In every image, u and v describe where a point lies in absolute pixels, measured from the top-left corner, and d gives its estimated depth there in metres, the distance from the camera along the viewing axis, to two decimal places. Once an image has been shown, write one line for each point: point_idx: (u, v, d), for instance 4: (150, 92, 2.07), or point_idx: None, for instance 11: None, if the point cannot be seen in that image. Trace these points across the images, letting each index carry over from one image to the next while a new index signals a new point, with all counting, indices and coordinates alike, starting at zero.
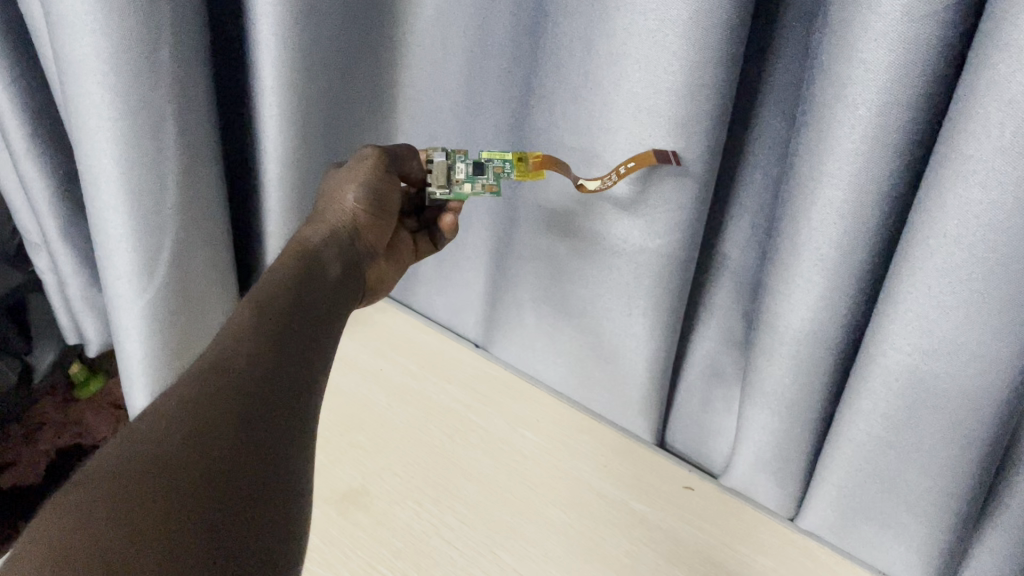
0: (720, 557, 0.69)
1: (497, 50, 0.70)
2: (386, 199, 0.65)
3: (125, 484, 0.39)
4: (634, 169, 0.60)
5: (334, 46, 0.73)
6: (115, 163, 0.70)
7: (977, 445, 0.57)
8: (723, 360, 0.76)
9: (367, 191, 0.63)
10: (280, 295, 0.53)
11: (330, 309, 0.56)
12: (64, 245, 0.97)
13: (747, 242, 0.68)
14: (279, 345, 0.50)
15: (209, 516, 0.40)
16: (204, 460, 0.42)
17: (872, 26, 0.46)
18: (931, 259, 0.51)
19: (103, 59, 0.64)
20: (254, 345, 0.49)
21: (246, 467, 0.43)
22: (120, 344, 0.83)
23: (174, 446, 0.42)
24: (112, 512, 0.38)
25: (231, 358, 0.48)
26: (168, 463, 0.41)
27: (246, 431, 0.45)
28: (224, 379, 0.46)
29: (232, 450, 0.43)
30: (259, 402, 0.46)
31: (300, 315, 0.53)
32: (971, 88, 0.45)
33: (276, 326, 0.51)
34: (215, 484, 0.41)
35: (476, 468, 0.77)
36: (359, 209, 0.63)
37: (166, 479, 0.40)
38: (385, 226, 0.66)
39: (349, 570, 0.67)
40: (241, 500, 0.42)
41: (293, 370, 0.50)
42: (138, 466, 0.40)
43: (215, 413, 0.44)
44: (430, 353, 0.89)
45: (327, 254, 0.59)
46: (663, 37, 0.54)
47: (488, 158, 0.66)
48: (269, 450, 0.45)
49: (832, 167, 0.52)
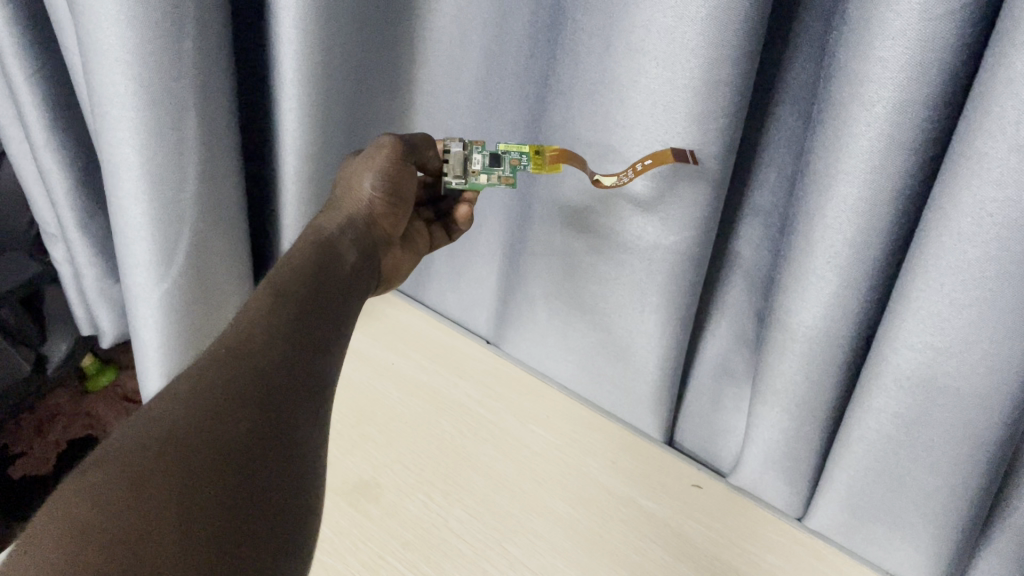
0: (728, 556, 0.69)
1: (516, 47, 0.71)
2: (403, 187, 0.64)
3: (140, 467, 0.40)
4: (651, 166, 0.61)
5: (354, 41, 0.74)
6: (136, 153, 0.71)
7: (987, 445, 0.58)
8: (734, 358, 0.76)
9: (384, 180, 0.62)
10: (297, 282, 0.54)
11: (345, 300, 0.57)
12: (81, 236, 0.98)
13: (761, 240, 0.68)
14: (296, 332, 0.51)
15: (223, 497, 0.41)
16: (220, 443, 0.42)
17: (889, 25, 0.46)
18: (945, 256, 0.51)
19: (128, 50, 0.65)
20: (270, 330, 0.49)
21: (263, 449, 0.44)
22: (137, 333, 0.84)
23: (190, 429, 0.42)
24: (127, 495, 0.38)
25: (248, 341, 0.48)
26: (184, 446, 0.41)
27: (264, 414, 0.45)
28: (243, 363, 0.47)
29: (248, 432, 0.44)
30: (275, 385, 0.47)
31: (318, 300, 0.54)
32: (988, 87, 0.45)
33: (292, 312, 0.51)
34: (230, 467, 0.42)
35: (488, 463, 0.77)
36: (375, 197, 0.63)
37: (182, 461, 0.41)
38: (400, 214, 0.66)
39: (359, 561, 0.67)
40: (258, 484, 0.43)
41: (309, 353, 0.51)
42: (154, 450, 0.41)
43: (229, 397, 0.45)
44: (443, 349, 0.90)
45: (343, 242, 0.60)
46: (682, 34, 0.55)
47: (506, 152, 0.66)
48: (286, 432, 0.46)
49: (848, 164, 0.52)
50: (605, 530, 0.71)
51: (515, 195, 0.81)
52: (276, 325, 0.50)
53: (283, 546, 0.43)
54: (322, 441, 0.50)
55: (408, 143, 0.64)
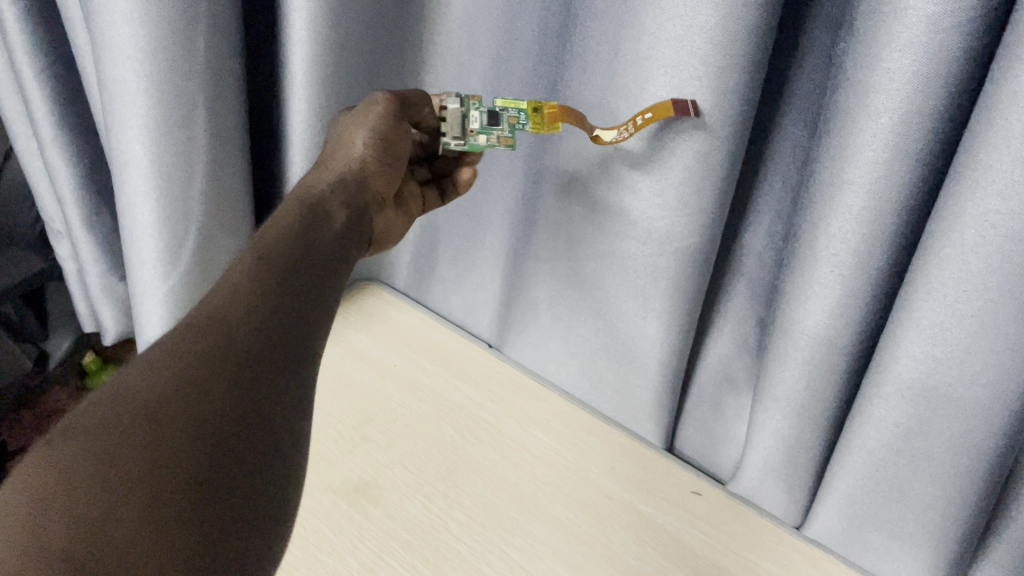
0: (726, 562, 0.70)
1: (524, 53, 0.71)
2: (395, 147, 0.64)
3: (116, 446, 0.39)
4: (650, 120, 0.60)
5: (364, 43, 0.75)
6: (146, 150, 0.72)
7: (987, 456, 0.58)
8: (736, 365, 0.77)
9: (375, 140, 0.62)
10: (287, 245, 0.53)
11: (336, 265, 0.56)
12: (86, 232, 0.98)
13: (764, 249, 0.69)
14: (286, 302, 0.50)
15: (198, 473, 0.41)
16: (199, 420, 0.42)
17: (898, 36, 0.47)
18: (949, 266, 0.51)
19: (141, 48, 0.66)
20: (255, 295, 0.48)
21: (243, 422, 0.44)
22: (143, 329, 0.87)
23: (177, 402, 0.42)
24: (106, 474, 0.38)
25: (227, 309, 0.47)
26: (167, 421, 0.41)
27: (245, 388, 0.45)
28: (223, 330, 0.46)
29: (237, 409, 0.44)
30: (259, 357, 0.46)
31: (304, 263, 0.53)
32: (991, 99, 0.45)
33: (277, 274, 0.50)
34: (210, 448, 0.42)
35: (487, 465, 0.77)
36: (368, 156, 0.62)
37: (170, 441, 0.40)
38: (396, 174, 0.66)
39: (358, 561, 0.68)
40: (237, 466, 0.43)
41: (301, 319, 0.50)
42: (138, 423, 0.40)
43: (214, 369, 0.44)
44: (443, 351, 0.90)
45: (331, 202, 0.59)
46: (691, 41, 0.55)
47: (503, 108, 0.65)
48: (265, 404, 0.45)
49: (853, 173, 0.53)
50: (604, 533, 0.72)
51: (521, 199, 0.81)
52: (260, 287, 0.49)
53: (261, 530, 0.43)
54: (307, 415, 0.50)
55: (402, 99, 0.64)
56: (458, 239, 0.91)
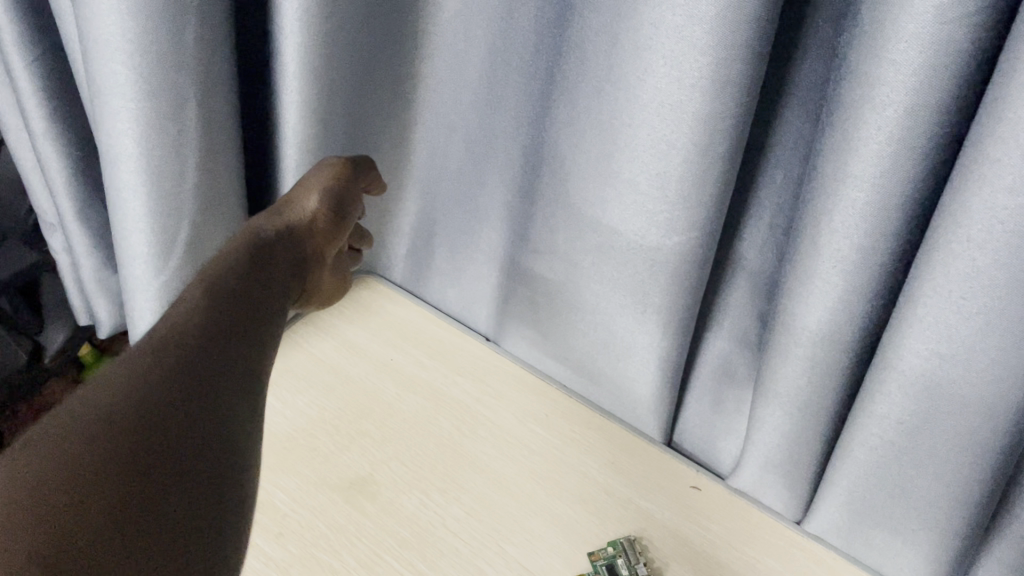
0: (725, 558, 0.70)
1: (521, 44, 0.70)
2: (346, 209, 0.68)
3: (82, 451, 0.40)
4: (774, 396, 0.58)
5: (357, 34, 0.73)
6: (136, 144, 0.71)
7: (991, 453, 0.57)
8: (736, 359, 0.76)
9: (329, 202, 0.66)
10: (234, 279, 0.55)
11: (272, 301, 0.57)
12: (79, 225, 0.97)
13: (765, 243, 0.68)
14: (223, 323, 0.51)
15: (157, 479, 0.41)
16: (157, 427, 0.43)
17: (903, 28, 0.45)
18: (953, 263, 0.50)
19: (129, 39, 0.64)
20: (206, 318, 0.50)
21: (200, 428, 0.45)
22: (138, 324, 0.86)
23: (125, 416, 0.43)
24: (92, 467, 0.40)
25: (185, 330, 0.49)
26: (118, 442, 0.41)
27: (200, 397, 0.46)
28: (187, 339, 0.48)
29: (188, 423, 0.44)
30: (215, 369, 0.48)
31: (250, 293, 0.55)
32: (998, 92, 0.44)
33: (224, 301, 0.52)
34: (168, 456, 0.42)
35: (484, 460, 0.77)
36: (318, 214, 0.66)
37: (130, 455, 0.41)
38: (337, 236, 0.69)
39: (354, 558, 0.68)
40: (196, 470, 0.43)
41: (250, 335, 0.52)
42: (87, 439, 0.41)
43: (163, 383, 0.45)
44: (439, 344, 0.88)
45: (276, 248, 0.62)
46: (690, 33, 0.54)
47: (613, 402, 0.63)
48: (220, 414, 0.46)
49: (856, 168, 0.51)
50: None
51: (518, 192, 0.80)
52: (211, 312, 0.51)
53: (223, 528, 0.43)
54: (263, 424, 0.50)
55: (352, 164, 0.68)
56: (455, 233, 0.89)
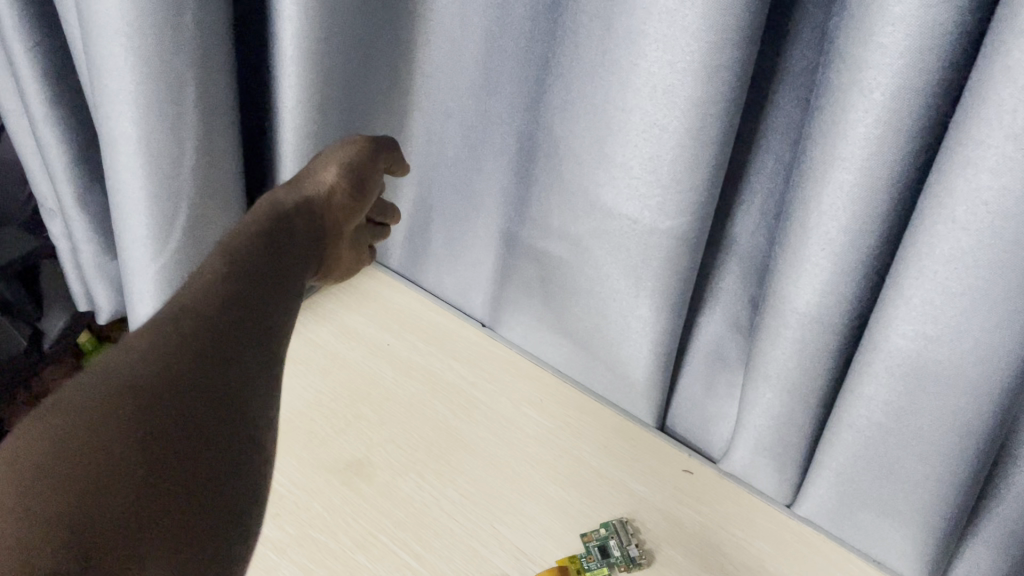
0: (717, 540, 0.71)
1: (517, 29, 0.71)
2: (366, 184, 0.70)
3: (108, 421, 0.41)
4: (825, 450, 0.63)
5: (354, 19, 0.74)
6: (135, 127, 0.71)
7: (976, 435, 0.58)
8: (728, 344, 0.77)
9: (348, 175, 0.68)
10: (255, 253, 0.56)
11: (290, 274, 0.58)
12: (78, 211, 0.97)
13: (757, 227, 0.69)
14: (245, 299, 0.51)
15: (176, 455, 0.42)
16: (178, 404, 0.44)
17: (890, 11, 0.46)
18: (939, 244, 0.51)
19: (129, 21, 0.65)
20: (229, 294, 0.50)
21: (217, 407, 0.45)
22: (137, 307, 0.87)
23: (151, 385, 0.43)
24: (117, 438, 0.40)
25: (205, 306, 0.49)
26: (141, 414, 0.42)
27: (216, 374, 0.46)
28: (206, 315, 0.48)
29: (207, 400, 0.45)
30: (233, 349, 0.48)
31: (265, 269, 0.55)
32: (984, 74, 0.45)
33: (246, 277, 0.53)
34: (188, 432, 0.43)
35: (479, 445, 0.77)
36: (338, 186, 0.68)
37: (152, 428, 0.42)
38: (358, 209, 0.70)
39: (349, 538, 0.69)
40: (213, 448, 0.44)
41: (267, 315, 0.52)
42: (113, 409, 0.42)
43: (183, 361, 0.45)
44: (436, 329, 0.89)
45: (296, 215, 0.63)
46: (683, 17, 0.54)
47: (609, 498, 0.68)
48: (238, 392, 0.47)
49: (844, 150, 0.52)
50: (631, 555, 0.68)
51: (514, 179, 0.81)
52: (233, 288, 0.51)
53: (231, 510, 0.44)
54: (274, 402, 0.50)
55: (375, 142, 0.71)
56: (451, 219, 0.90)
